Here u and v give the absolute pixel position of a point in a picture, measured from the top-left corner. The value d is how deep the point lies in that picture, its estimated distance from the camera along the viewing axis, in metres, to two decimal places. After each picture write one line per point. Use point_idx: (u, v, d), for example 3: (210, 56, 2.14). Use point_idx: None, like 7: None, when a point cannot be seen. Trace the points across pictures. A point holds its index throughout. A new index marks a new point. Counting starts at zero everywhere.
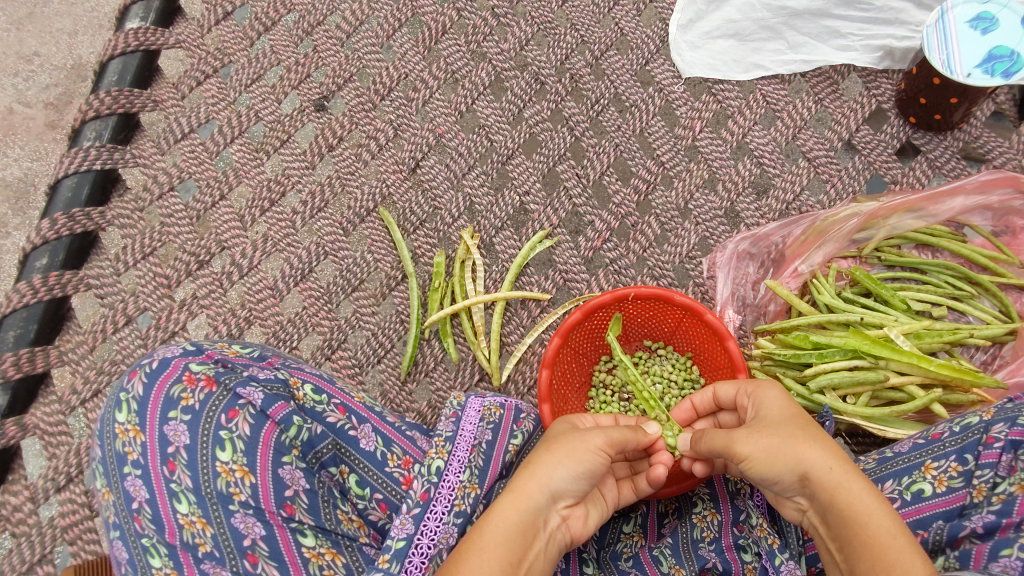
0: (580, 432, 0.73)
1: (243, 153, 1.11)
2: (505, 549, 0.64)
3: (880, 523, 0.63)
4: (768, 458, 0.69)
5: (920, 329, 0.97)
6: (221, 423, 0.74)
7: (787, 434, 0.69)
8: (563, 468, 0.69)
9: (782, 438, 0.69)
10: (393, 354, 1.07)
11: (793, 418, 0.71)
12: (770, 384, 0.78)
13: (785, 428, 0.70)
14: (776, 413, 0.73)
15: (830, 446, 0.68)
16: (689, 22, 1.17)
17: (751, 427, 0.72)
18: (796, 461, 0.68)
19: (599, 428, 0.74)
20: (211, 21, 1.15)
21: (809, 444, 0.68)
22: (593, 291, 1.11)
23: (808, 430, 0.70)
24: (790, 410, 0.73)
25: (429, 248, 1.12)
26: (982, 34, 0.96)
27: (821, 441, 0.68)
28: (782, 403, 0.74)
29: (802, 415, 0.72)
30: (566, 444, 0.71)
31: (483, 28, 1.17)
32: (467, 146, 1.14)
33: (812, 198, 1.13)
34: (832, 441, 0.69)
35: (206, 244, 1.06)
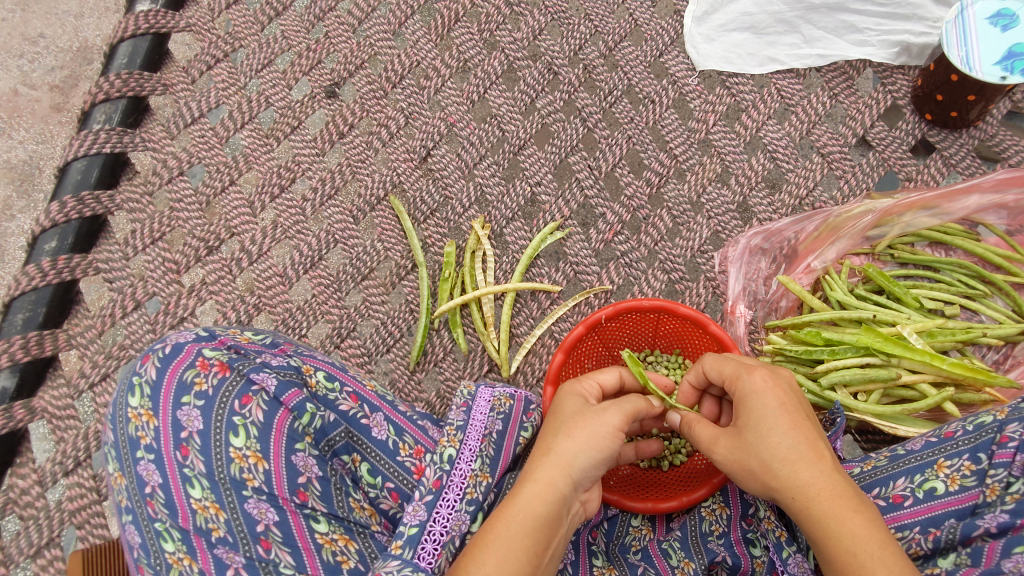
0: (595, 411, 0.73)
1: (253, 138, 1.09)
2: (530, 539, 0.65)
3: (839, 544, 0.63)
4: (739, 474, 0.71)
5: (933, 327, 0.97)
6: (234, 409, 0.74)
7: (757, 457, 0.69)
8: (561, 441, 0.70)
9: (749, 461, 0.70)
10: (401, 343, 1.05)
11: (760, 428, 0.70)
12: (756, 374, 0.73)
13: (759, 445, 0.69)
14: (751, 419, 0.71)
15: (797, 462, 0.67)
16: (705, 14, 1.16)
17: (733, 437, 0.72)
18: (761, 482, 0.69)
19: (613, 402, 0.74)
20: (222, 4, 1.13)
21: (775, 465, 0.68)
22: (604, 284, 1.09)
23: (771, 444, 0.68)
24: (765, 410, 0.70)
25: (439, 238, 1.10)
26: (1003, 31, 0.95)
27: (789, 457, 0.67)
28: (764, 401, 0.71)
29: (781, 417, 0.69)
30: (586, 429, 0.70)
31: (496, 17, 1.16)
32: (479, 135, 1.12)
33: (825, 193, 1.13)
34: (809, 453, 0.67)
35: (215, 229, 1.05)
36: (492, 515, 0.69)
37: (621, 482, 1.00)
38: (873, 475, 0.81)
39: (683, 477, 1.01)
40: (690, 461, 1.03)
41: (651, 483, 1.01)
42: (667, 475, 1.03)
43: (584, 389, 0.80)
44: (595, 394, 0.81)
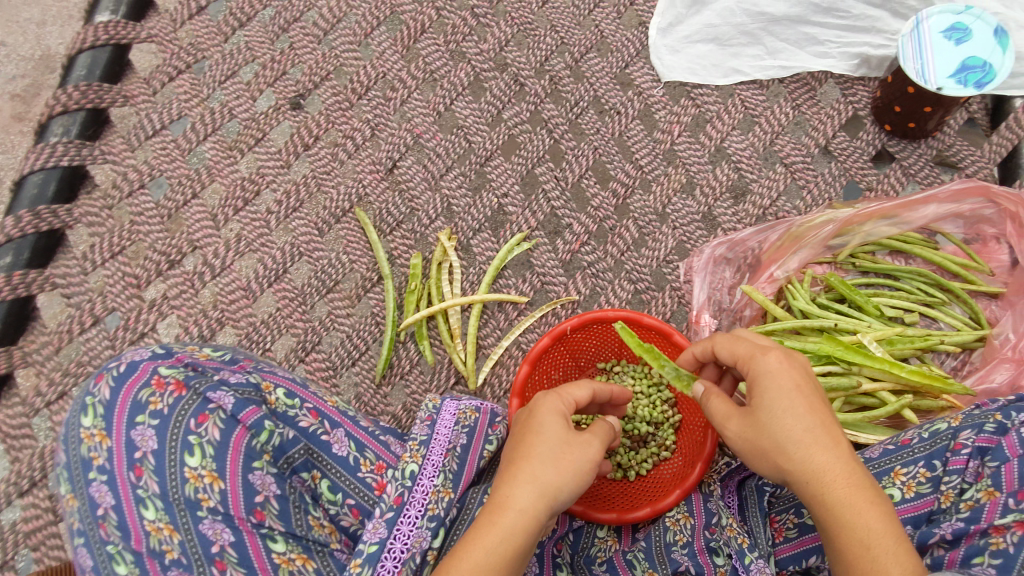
0: (581, 442, 0.75)
1: (216, 151, 1.08)
2: (506, 567, 0.67)
3: (853, 533, 0.63)
4: (750, 453, 0.71)
5: (892, 335, 0.99)
6: (190, 427, 0.73)
7: (773, 440, 0.68)
8: (545, 467, 0.71)
9: (761, 442, 0.69)
10: (367, 356, 1.05)
11: (775, 411, 0.68)
12: (772, 355, 0.71)
13: (775, 429, 0.68)
14: (764, 402, 0.69)
15: (812, 447, 0.67)
16: (669, 26, 1.17)
17: (744, 416, 0.71)
18: (772, 463, 0.69)
19: (596, 436, 0.77)
20: (184, 15, 1.12)
21: (789, 446, 0.67)
22: (570, 294, 1.09)
23: (786, 428, 0.68)
24: (782, 394, 0.68)
25: (405, 249, 1.09)
26: (956, 44, 0.97)
27: (805, 442, 0.67)
28: (781, 385, 0.69)
29: (798, 402, 0.68)
30: (575, 465, 0.72)
31: (463, 28, 1.16)
32: (445, 147, 1.12)
33: (789, 203, 1.13)
34: (825, 440, 0.67)
35: (178, 243, 1.04)
36: (462, 537, 0.69)
37: (587, 494, 1.00)
38: None
39: (650, 486, 1.01)
40: (656, 470, 1.03)
41: (617, 494, 1.01)
42: (633, 486, 1.02)
43: (561, 403, 0.79)
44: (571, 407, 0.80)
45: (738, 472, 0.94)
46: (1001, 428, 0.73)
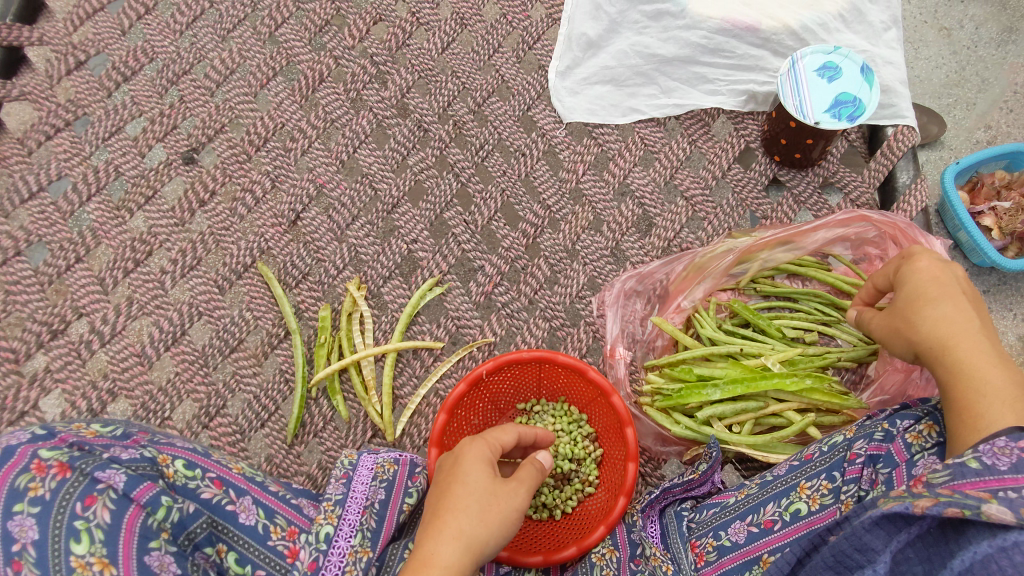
0: (508, 490, 0.75)
1: (101, 212, 1.03)
2: None
3: (982, 396, 0.69)
4: (914, 333, 0.78)
5: (795, 356, 1.04)
6: (76, 512, 0.68)
7: (951, 326, 0.75)
8: (470, 519, 0.70)
9: (895, 321, 0.81)
10: (277, 416, 1.01)
11: (914, 297, 0.79)
12: (919, 257, 0.82)
13: (961, 312, 0.75)
14: (907, 288, 0.80)
15: (961, 328, 0.74)
16: (568, 69, 1.21)
17: (919, 308, 0.78)
18: (908, 341, 0.79)
19: (521, 483, 0.77)
20: (61, 71, 1.08)
21: (951, 331, 0.74)
22: (486, 337, 1.09)
23: (919, 312, 0.78)
24: (921, 282, 0.79)
25: (313, 302, 1.07)
26: (829, 81, 1.05)
27: (953, 323, 0.75)
28: (920, 276, 0.80)
29: (964, 291, 0.78)
30: (502, 514, 0.72)
31: (362, 76, 1.16)
32: (350, 196, 1.11)
33: (691, 235, 1.17)
34: (976, 327, 0.74)
35: (60, 311, 0.98)
36: None
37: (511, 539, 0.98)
38: (747, 503, 0.86)
39: (575, 524, 1.00)
40: (582, 507, 1.03)
41: (543, 536, 1.00)
42: (560, 525, 1.02)
43: (487, 451, 0.78)
44: (494, 453, 0.80)
45: (658, 501, 0.94)
46: (888, 436, 0.78)
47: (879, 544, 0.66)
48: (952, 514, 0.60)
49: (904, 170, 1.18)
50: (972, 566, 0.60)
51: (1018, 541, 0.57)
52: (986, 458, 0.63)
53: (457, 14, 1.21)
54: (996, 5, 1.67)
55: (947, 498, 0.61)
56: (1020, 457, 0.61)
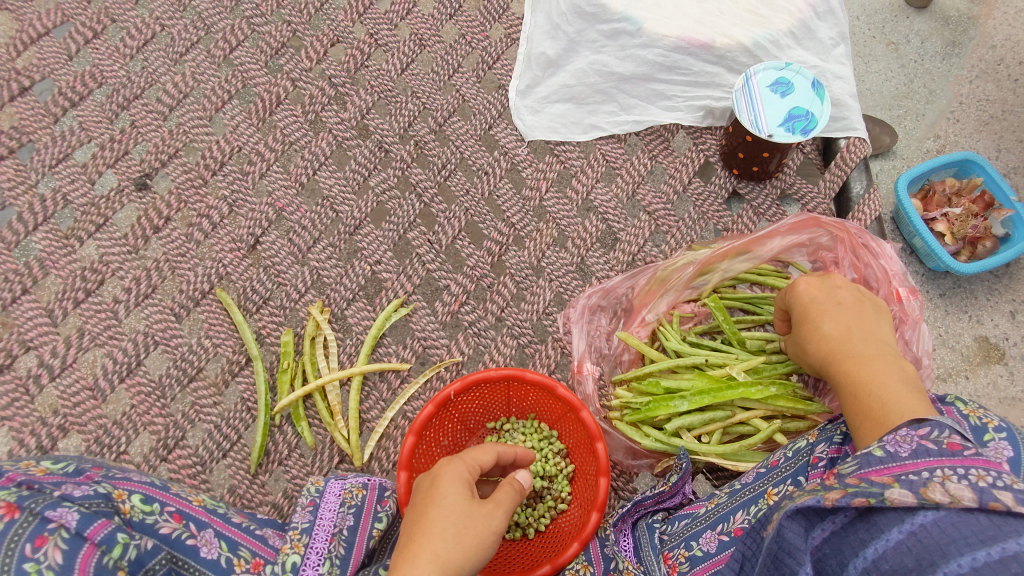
0: (485, 511, 0.74)
1: (49, 241, 1.01)
2: None
3: (873, 387, 0.76)
4: (811, 351, 0.87)
5: (760, 364, 1.05)
6: (25, 553, 0.65)
7: (838, 339, 0.84)
8: (446, 542, 0.69)
9: (797, 346, 0.91)
10: (240, 445, 0.99)
11: (801, 320, 0.89)
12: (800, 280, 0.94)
13: (841, 325, 0.86)
14: (794, 314, 0.91)
15: (842, 341, 0.84)
16: (527, 88, 1.22)
17: (808, 330, 0.88)
18: (810, 361, 0.89)
19: (498, 504, 0.76)
20: (4, 97, 1.05)
21: (837, 341, 0.84)
22: (454, 356, 1.08)
23: (807, 333, 0.88)
24: (803, 305, 0.90)
25: (274, 327, 1.06)
26: (782, 97, 1.07)
27: (833, 338, 0.85)
28: (802, 299, 0.91)
29: (842, 305, 0.88)
30: (478, 536, 0.71)
31: (321, 98, 1.16)
32: (311, 219, 1.10)
33: (654, 249, 1.18)
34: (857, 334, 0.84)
35: (6, 345, 0.95)
36: None
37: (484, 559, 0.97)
38: (717, 512, 0.87)
39: (549, 541, 0.99)
40: (555, 524, 1.02)
41: (516, 556, 0.99)
42: (533, 544, 1.00)
43: (464, 471, 0.78)
44: (472, 473, 0.79)
45: (630, 514, 0.94)
46: (847, 438, 0.79)
47: (799, 542, 0.67)
48: (859, 503, 0.64)
49: (858, 180, 1.20)
50: (886, 554, 0.62)
51: (924, 522, 0.60)
52: (889, 446, 0.65)
53: (415, 34, 1.21)
54: (939, 20, 1.73)
55: (855, 488, 0.65)
56: (920, 444, 0.64)
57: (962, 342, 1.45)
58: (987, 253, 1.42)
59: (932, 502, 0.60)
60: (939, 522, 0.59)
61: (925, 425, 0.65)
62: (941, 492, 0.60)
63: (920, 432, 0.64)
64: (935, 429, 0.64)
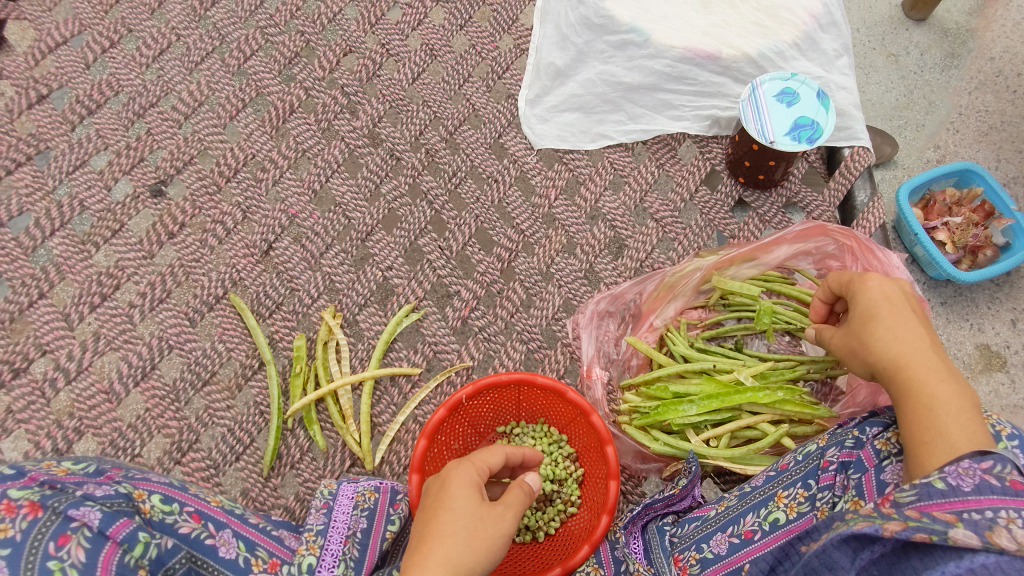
0: (494, 514, 0.74)
1: (65, 246, 1.02)
2: None
3: (938, 404, 0.72)
4: (866, 351, 0.82)
5: (767, 369, 1.06)
6: (49, 552, 0.66)
7: (898, 345, 0.79)
8: (457, 546, 0.70)
9: (852, 344, 0.85)
10: (253, 449, 1.00)
11: (866, 317, 0.83)
12: (870, 276, 0.87)
13: (905, 329, 0.80)
14: (859, 310, 0.85)
15: (906, 347, 0.78)
16: (536, 97, 1.24)
17: (870, 327, 0.82)
18: (865, 362, 0.83)
19: (508, 507, 0.76)
20: (23, 105, 1.07)
21: (898, 346, 0.79)
22: (465, 361, 1.09)
23: (872, 332, 0.82)
24: (872, 303, 0.84)
25: (287, 332, 1.07)
26: (788, 106, 1.09)
27: (897, 342, 0.79)
28: (870, 295, 0.84)
29: (907, 309, 0.82)
30: (488, 539, 0.72)
31: (333, 107, 1.17)
32: (323, 225, 1.11)
33: (662, 255, 1.19)
34: (917, 340, 0.78)
35: (23, 349, 0.96)
36: None
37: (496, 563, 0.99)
38: (727, 514, 0.88)
39: (558, 544, 1.00)
40: (564, 527, 1.03)
41: (527, 559, 1.00)
42: (543, 547, 1.01)
43: (474, 473, 0.78)
44: (481, 475, 0.80)
45: (640, 517, 0.94)
46: (858, 442, 0.80)
47: (846, 562, 0.68)
48: (920, 539, 0.63)
49: (862, 188, 1.22)
50: None
51: (986, 563, 0.60)
52: (950, 479, 0.64)
53: (426, 44, 1.23)
54: (938, 32, 1.76)
55: (917, 523, 0.63)
56: (983, 479, 0.63)
57: (965, 350, 1.46)
58: (988, 261, 1.44)
59: (997, 547, 0.60)
60: (1002, 565, 0.59)
61: (988, 459, 0.63)
62: (1007, 537, 0.60)
63: (984, 466, 0.63)
64: (997, 464, 0.63)
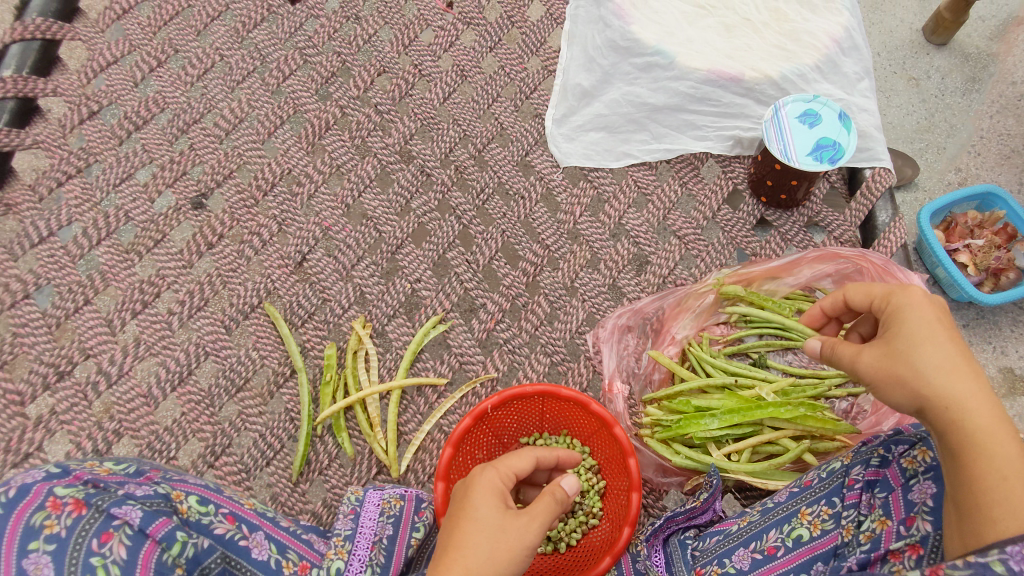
0: (516, 522, 0.75)
1: (111, 255, 1.06)
2: None
3: (996, 457, 0.64)
4: (914, 381, 0.71)
5: (788, 385, 1.06)
6: (92, 548, 0.69)
7: (952, 380, 0.69)
8: (477, 555, 0.71)
9: (893, 369, 0.74)
10: (283, 454, 1.02)
11: (915, 341, 0.72)
12: (915, 291, 0.76)
13: (959, 360, 0.70)
14: (904, 332, 0.74)
15: (963, 384, 0.68)
16: (563, 117, 1.28)
17: (921, 354, 0.71)
18: (912, 392, 0.71)
19: (532, 513, 0.77)
20: (74, 120, 1.12)
21: (952, 382, 0.69)
22: (489, 372, 1.11)
23: (925, 358, 0.71)
24: (919, 327, 0.73)
25: (318, 340, 1.09)
26: (810, 127, 1.11)
27: (954, 378, 0.69)
28: (917, 314, 0.74)
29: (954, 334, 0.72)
30: (507, 546, 0.73)
31: (367, 124, 1.21)
32: (355, 238, 1.14)
33: (685, 271, 1.21)
34: (967, 370, 0.69)
35: (67, 353, 1.00)
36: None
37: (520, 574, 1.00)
38: (749, 530, 0.88)
39: (581, 556, 1.01)
40: (586, 539, 1.04)
41: (550, 569, 1.02)
42: (566, 558, 1.03)
43: (498, 480, 0.80)
44: (507, 482, 0.81)
45: (661, 530, 0.95)
46: (884, 460, 0.80)
47: None
48: None
49: (883, 209, 1.22)
50: None
51: None
52: (1012, 562, 0.58)
53: (456, 65, 1.27)
54: (959, 57, 1.77)
55: None
56: None
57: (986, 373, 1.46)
58: (1010, 284, 1.45)
59: None
60: None
61: None
62: None
63: None
64: None
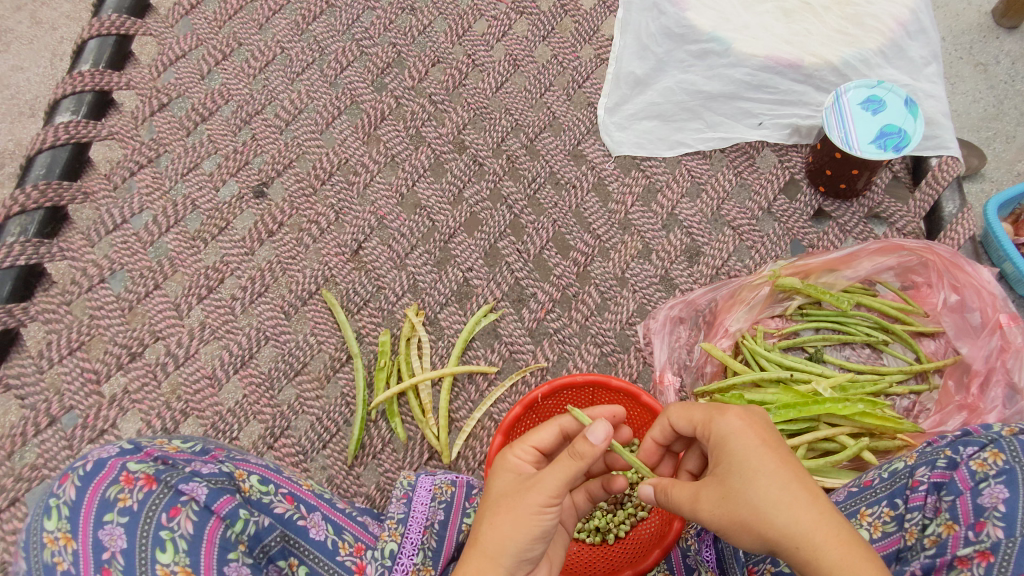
0: (523, 488, 0.72)
1: (179, 242, 1.10)
2: None
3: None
4: (758, 521, 0.65)
5: (847, 381, 1.04)
6: (162, 522, 0.72)
7: (787, 515, 0.64)
8: (484, 526, 0.72)
9: (736, 514, 0.67)
10: (338, 438, 1.04)
11: (746, 475, 0.67)
12: (729, 414, 0.72)
13: (790, 489, 0.65)
14: (728, 467, 0.69)
15: (798, 514, 0.64)
16: (615, 106, 1.26)
17: (748, 487, 0.67)
18: (760, 538, 0.66)
19: (543, 472, 0.72)
20: (146, 112, 1.16)
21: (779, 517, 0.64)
22: (539, 361, 1.12)
23: (755, 493, 0.66)
24: (739, 458, 0.69)
25: (373, 327, 1.11)
26: (873, 114, 1.07)
27: (795, 511, 0.64)
28: (739, 441, 0.70)
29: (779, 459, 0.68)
30: (514, 511, 0.71)
31: (421, 115, 1.22)
32: (409, 227, 1.15)
33: (738, 263, 1.18)
34: (805, 497, 0.65)
35: (138, 335, 1.04)
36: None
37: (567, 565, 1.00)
38: None
39: (629, 548, 1.01)
40: (634, 531, 1.03)
41: (596, 561, 1.01)
42: (614, 549, 1.02)
43: (517, 454, 0.79)
44: (529, 454, 0.79)
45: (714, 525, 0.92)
46: (952, 463, 0.78)
47: None
48: None
49: (949, 200, 1.16)
50: None
51: None
52: None
53: (510, 55, 1.26)
54: None
55: None
56: None
57: None
58: None
59: None
60: None
61: None
62: None
63: None
64: None
